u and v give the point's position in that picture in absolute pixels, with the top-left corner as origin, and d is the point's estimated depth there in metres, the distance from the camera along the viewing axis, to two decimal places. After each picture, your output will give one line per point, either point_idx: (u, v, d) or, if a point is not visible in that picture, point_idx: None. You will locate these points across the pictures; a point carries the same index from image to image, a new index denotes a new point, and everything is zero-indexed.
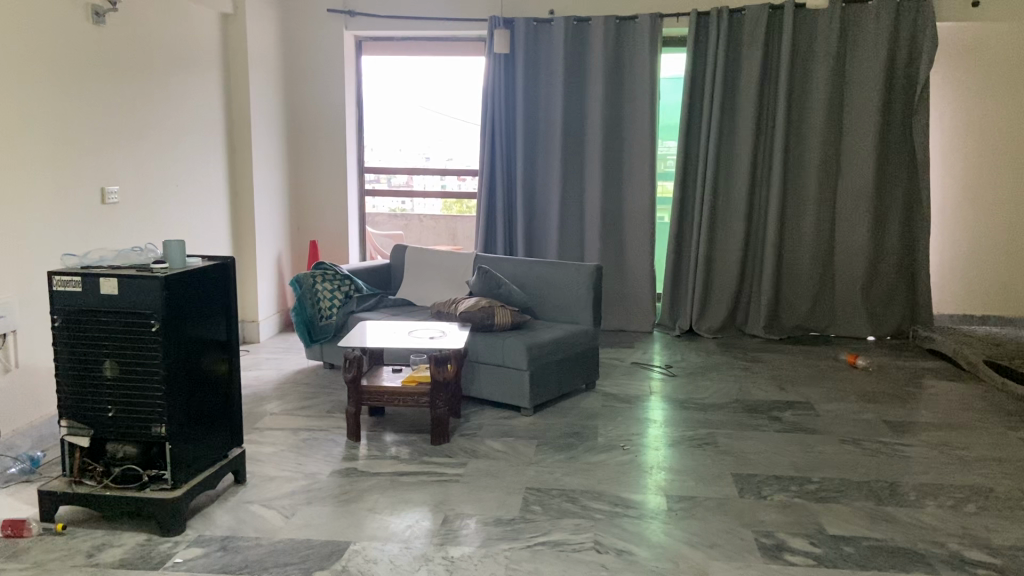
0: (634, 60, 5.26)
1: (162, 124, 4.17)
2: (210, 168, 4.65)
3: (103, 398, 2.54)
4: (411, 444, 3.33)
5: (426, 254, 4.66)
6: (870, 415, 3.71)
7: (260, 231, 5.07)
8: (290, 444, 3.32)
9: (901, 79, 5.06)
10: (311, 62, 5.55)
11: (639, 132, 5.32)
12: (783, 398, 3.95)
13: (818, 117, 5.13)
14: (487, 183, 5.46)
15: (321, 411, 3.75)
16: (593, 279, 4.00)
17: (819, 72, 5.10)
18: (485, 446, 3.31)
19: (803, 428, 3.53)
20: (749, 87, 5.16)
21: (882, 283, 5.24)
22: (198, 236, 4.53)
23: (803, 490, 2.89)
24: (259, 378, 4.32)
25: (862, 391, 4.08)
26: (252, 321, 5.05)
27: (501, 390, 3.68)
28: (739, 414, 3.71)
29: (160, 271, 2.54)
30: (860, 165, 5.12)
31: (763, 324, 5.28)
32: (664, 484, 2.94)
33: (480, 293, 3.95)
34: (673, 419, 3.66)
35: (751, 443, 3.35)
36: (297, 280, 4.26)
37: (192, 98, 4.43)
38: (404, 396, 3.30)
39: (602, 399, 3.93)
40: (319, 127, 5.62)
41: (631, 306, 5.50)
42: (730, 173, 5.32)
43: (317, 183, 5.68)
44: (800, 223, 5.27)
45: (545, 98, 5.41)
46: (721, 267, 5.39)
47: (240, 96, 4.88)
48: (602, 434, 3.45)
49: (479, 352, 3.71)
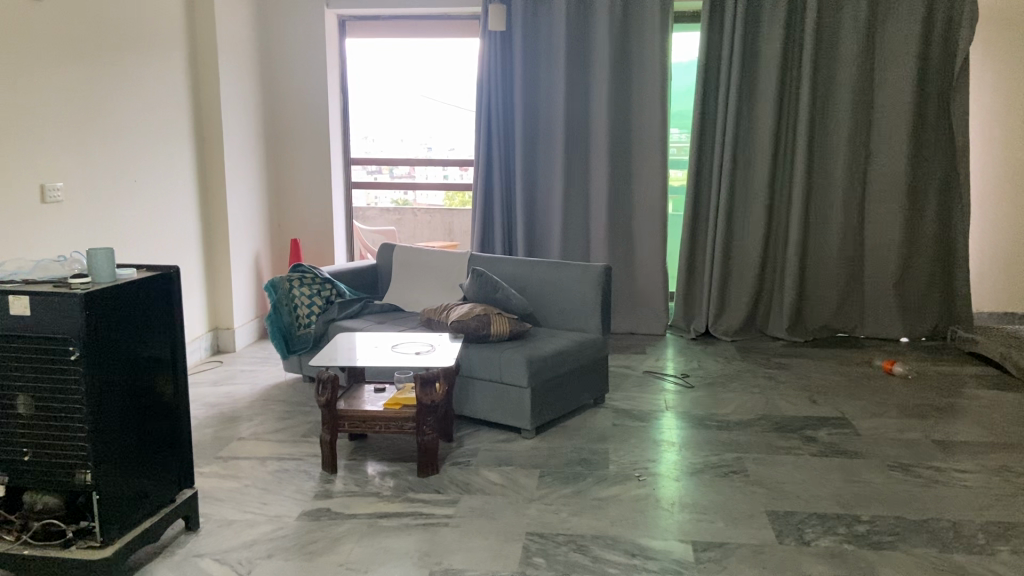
0: (644, 36, 4.80)
1: (117, 111, 3.72)
2: (175, 162, 4.20)
3: (17, 439, 2.14)
4: (395, 476, 2.91)
5: (416, 254, 4.22)
6: (917, 434, 3.27)
7: (235, 229, 4.64)
8: (255, 478, 2.90)
9: (938, 55, 4.61)
10: (289, 45, 5.11)
11: (648, 118, 4.87)
12: (815, 413, 3.51)
13: (845, 99, 4.67)
14: (484, 174, 5.01)
15: (296, 435, 3.32)
16: (601, 282, 3.56)
17: (849, 46, 4.63)
18: (479, 478, 2.87)
19: (843, 451, 3.09)
20: (771, 65, 4.70)
21: (916, 278, 4.79)
22: (162, 239, 4.09)
23: (852, 533, 2.46)
24: (231, 393, 3.89)
25: (904, 404, 3.64)
26: (227, 328, 4.64)
27: (498, 409, 3.26)
28: (768, 435, 3.27)
29: (79, 286, 2.12)
30: (893, 148, 4.66)
31: (786, 325, 4.84)
32: (688, 526, 2.50)
33: (474, 298, 3.52)
34: (694, 441, 3.22)
35: (787, 471, 2.91)
36: (272, 285, 3.88)
37: (152, 85, 3.99)
38: (386, 421, 2.88)
39: (613, 417, 3.50)
40: (298, 117, 5.18)
41: (640, 307, 5.05)
42: (749, 158, 4.85)
43: (300, 176, 5.24)
44: (826, 216, 4.82)
45: (547, 83, 4.96)
46: (740, 263, 4.94)
47: (208, 83, 4.43)
48: (614, 461, 3.02)
49: (474, 366, 3.28)
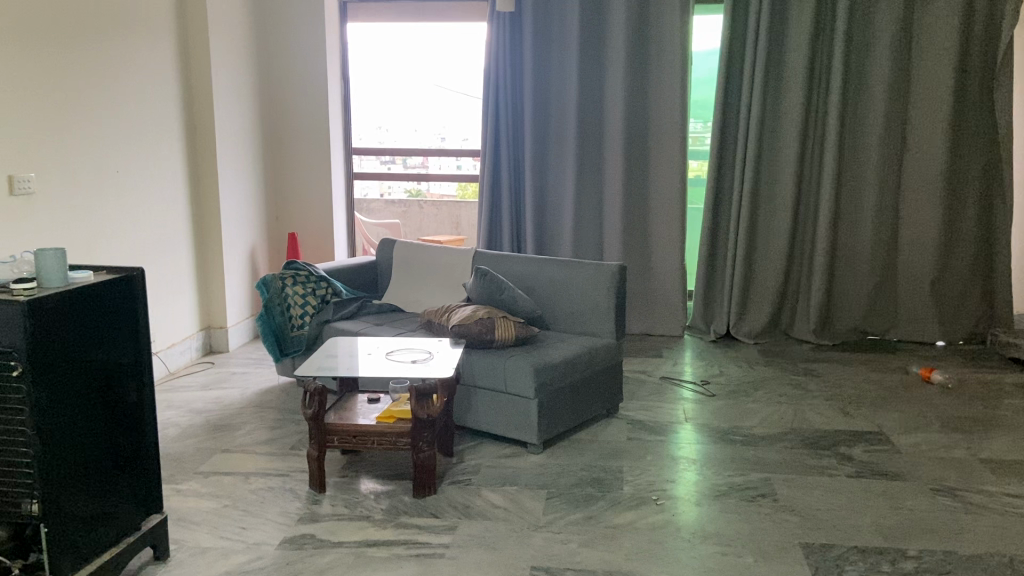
0: (663, 19, 4.49)
1: (96, 96, 3.47)
2: (163, 152, 3.95)
3: None
4: (388, 497, 2.65)
5: (415, 249, 3.96)
6: (963, 452, 2.97)
7: (228, 224, 4.39)
8: (236, 499, 2.65)
9: (980, 37, 4.27)
10: (288, 28, 4.84)
11: (667, 106, 4.56)
12: (849, 428, 3.22)
13: (879, 87, 4.35)
14: (491, 166, 4.77)
15: (284, 447, 3.07)
16: (615, 282, 3.28)
17: (884, 28, 4.30)
18: (480, 500, 2.62)
19: (881, 472, 2.80)
20: (799, 50, 4.39)
21: (953, 278, 4.47)
22: (148, 233, 3.85)
23: (898, 572, 2.17)
24: (219, 399, 3.65)
25: (946, 416, 3.34)
26: (220, 328, 4.40)
27: (502, 421, 2.99)
28: (798, 452, 2.99)
29: (22, 293, 1.88)
30: (929, 139, 4.35)
31: (813, 327, 4.54)
32: (712, 562, 2.23)
33: (478, 299, 3.26)
34: (716, 459, 2.95)
35: (820, 495, 2.63)
36: (263, 283, 3.62)
37: (137, 70, 3.74)
38: (378, 436, 2.62)
39: (627, 429, 3.23)
40: (297, 105, 4.92)
41: (657, 307, 4.76)
42: (775, 149, 4.55)
43: (298, 167, 4.98)
44: (857, 211, 4.51)
45: (559, 69, 4.67)
46: (764, 261, 4.63)
47: (198, 68, 4.18)
48: (629, 481, 2.75)
49: (476, 375, 3.03)
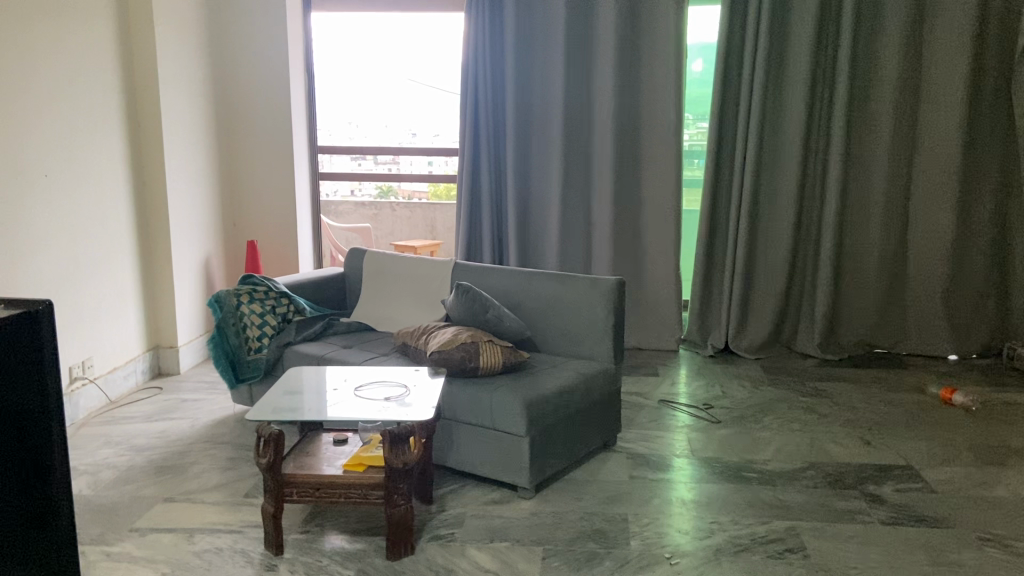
0: (655, 12, 4.14)
1: (18, 94, 3.00)
2: (101, 157, 3.50)
3: None
4: (358, 559, 2.26)
5: (386, 260, 3.58)
6: (1004, 491, 2.65)
7: (177, 233, 3.95)
8: (177, 565, 2.24)
9: (996, 33, 3.98)
10: (246, 18, 4.40)
11: (660, 105, 4.21)
12: (873, 461, 2.90)
13: (888, 86, 4.04)
14: (470, 170, 4.40)
15: (236, 495, 2.67)
16: (613, 300, 2.91)
17: (894, 23, 3.98)
18: (465, 562, 2.24)
19: (920, 517, 2.48)
20: (802, 45, 4.05)
21: (967, 287, 4.19)
22: (85, 247, 3.40)
23: None
24: (165, 433, 3.22)
25: (977, 445, 3.03)
26: (169, 348, 3.97)
27: (489, 462, 2.62)
28: (822, 493, 2.65)
29: None
30: (943, 141, 4.05)
31: (817, 341, 4.24)
32: None
33: (460, 319, 2.88)
34: (732, 502, 2.60)
35: (857, 550, 2.29)
36: (216, 299, 3.21)
37: (67, 62, 3.27)
38: (346, 489, 2.23)
39: (628, 465, 2.88)
40: (256, 102, 4.48)
41: (650, 320, 4.43)
42: (776, 151, 4.22)
43: (258, 170, 4.55)
44: (864, 218, 4.20)
45: (542, 67, 4.31)
46: (765, 269, 4.32)
47: (143, 61, 3.74)
48: (636, 534, 2.39)
49: (458, 409, 2.65)
